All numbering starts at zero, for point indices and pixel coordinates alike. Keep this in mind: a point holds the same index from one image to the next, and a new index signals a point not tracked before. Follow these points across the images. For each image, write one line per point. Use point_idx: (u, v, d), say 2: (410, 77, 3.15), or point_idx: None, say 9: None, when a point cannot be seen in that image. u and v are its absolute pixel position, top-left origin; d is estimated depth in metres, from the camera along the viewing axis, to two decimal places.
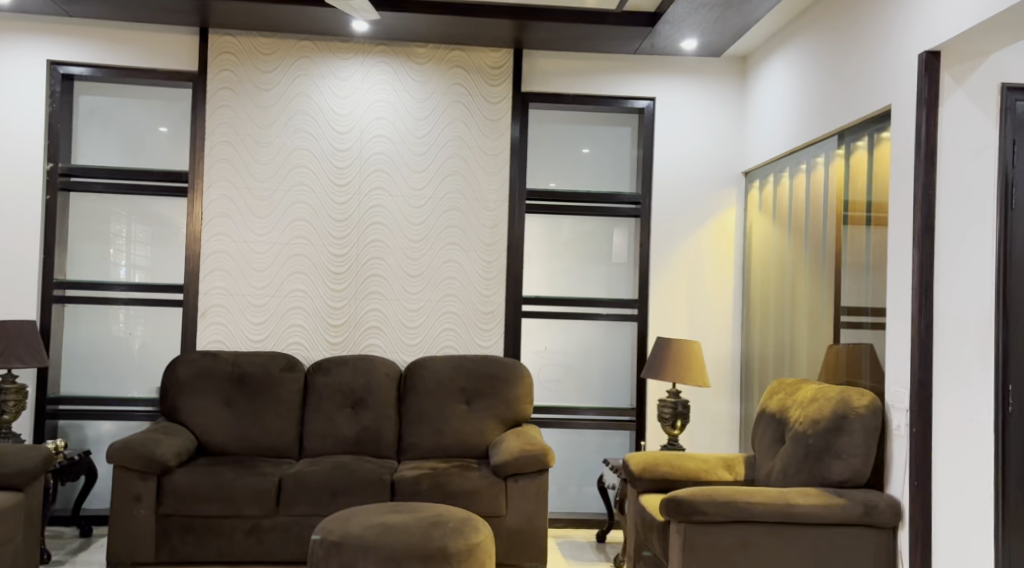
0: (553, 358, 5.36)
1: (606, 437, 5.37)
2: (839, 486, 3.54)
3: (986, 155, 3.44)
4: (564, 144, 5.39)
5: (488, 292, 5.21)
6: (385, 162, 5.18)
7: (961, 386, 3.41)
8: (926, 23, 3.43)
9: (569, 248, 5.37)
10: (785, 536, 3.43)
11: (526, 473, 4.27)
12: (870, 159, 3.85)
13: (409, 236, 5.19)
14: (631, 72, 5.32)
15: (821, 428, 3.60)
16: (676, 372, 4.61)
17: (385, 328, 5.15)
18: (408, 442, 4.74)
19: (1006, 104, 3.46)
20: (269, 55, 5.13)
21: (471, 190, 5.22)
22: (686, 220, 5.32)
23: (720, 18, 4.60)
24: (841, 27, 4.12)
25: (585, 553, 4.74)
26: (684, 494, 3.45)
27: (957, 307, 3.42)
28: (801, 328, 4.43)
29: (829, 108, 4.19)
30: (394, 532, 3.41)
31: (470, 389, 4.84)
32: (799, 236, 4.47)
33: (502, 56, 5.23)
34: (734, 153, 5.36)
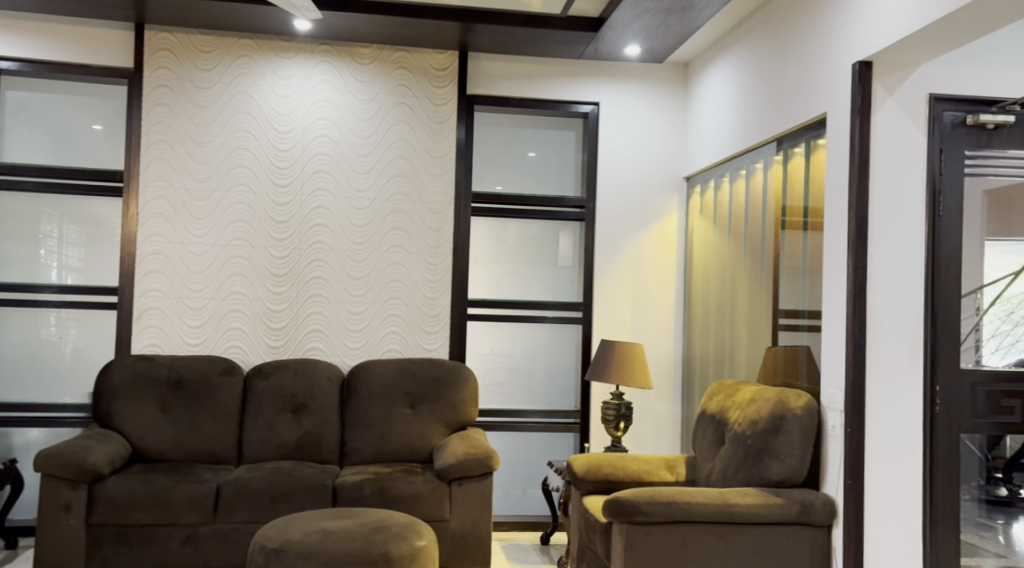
0: (498, 361, 5.35)
1: (551, 439, 5.38)
2: (776, 486, 3.61)
3: (915, 163, 3.52)
4: (509, 148, 5.40)
5: (433, 295, 5.18)
6: (328, 162, 5.13)
7: (892, 387, 3.50)
8: (859, 35, 3.52)
9: (514, 252, 5.38)
10: (724, 536, 3.48)
11: (470, 477, 4.26)
12: (807, 166, 3.93)
13: (353, 238, 5.14)
14: (574, 77, 5.35)
15: (758, 429, 3.67)
16: (619, 374, 4.64)
17: (327, 331, 5.09)
18: (351, 447, 4.70)
19: (934, 113, 3.55)
20: (207, 53, 5.04)
21: (415, 192, 5.19)
22: (630, 224, 5.37)
23: (663, 25, 4.65)
24: (778, 36, 4.21)
25: (529, 556, 4.75)
26: (627, 495, 3.47)
27: (888, 312, 3.50)
28: (740, 332, 4.50)
29: (767, 116, 4.28)
30: (335, 537, 3.36)
31: (414, 393, 4.82)
32: (739, 240, 4.55)
33: (447, 58, 5.22)
34: (676, 158, 5.44)
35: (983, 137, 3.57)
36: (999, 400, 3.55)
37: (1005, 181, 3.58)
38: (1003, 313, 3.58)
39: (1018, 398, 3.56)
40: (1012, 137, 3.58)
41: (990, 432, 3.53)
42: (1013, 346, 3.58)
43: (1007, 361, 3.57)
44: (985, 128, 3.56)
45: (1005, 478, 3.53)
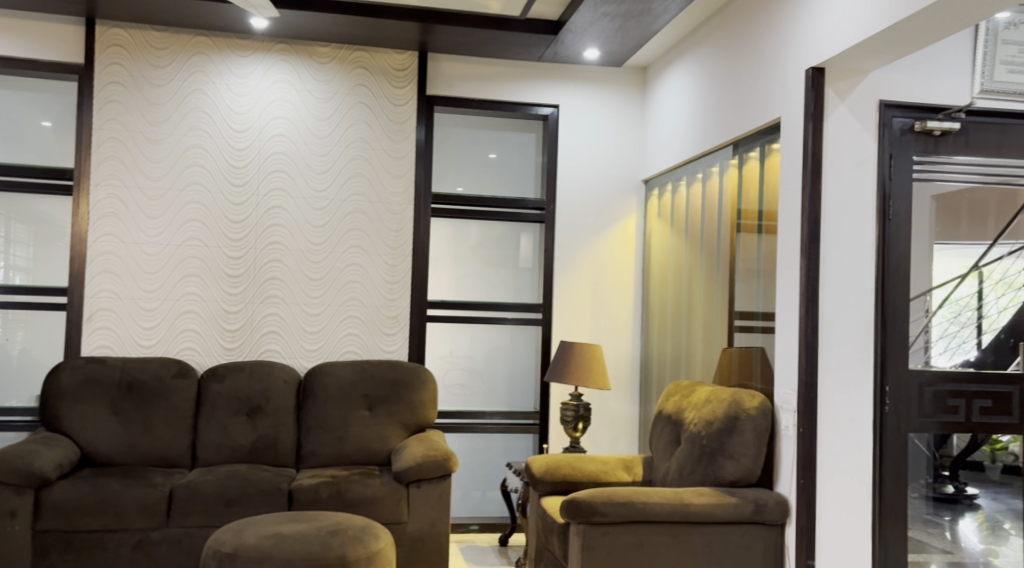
0: (458, 363, 5.34)
1: (511, 441, 5.38)
2: (731, 486, 3.66)
3: (866, 167, 3.59)
4: (469, 149, 5.39)
5: (392, 296, 5.15)
6: (285, 162, 5.08)
7: (844, 387, 3.56)
8: (812, 41, 3.58)
9: (475, 254, 5.37)
10: (679, 535, 3.51)
11: (428, 479, 4.24)
12: (761, 170, 3.99)
13: (310, 238, 5.09)
14: (533, 78, 5.36)
15: (714, 429, 3.71)
16: (578, 375, 4.66)
17: (283, 332, 5.04)
18: (307, 449, 4.65)
19: (884, 119, 3.62)
20: (161, 50, 4.96)
21: (374, 192, 5.16)
22: (590, 226, 5.40)
23: (621, 28, 4.68)
24: (735, 40, 4.26)
25: (487, 557, 4.75)
26: (584, 496, 3.48)
27: (840, 315, 3.56)
28: (697, 333, 4.55)
29: (723, 120, 4.33)
30: (291, 541, 3.33)
31: (372, 395, 4.79)
32: (696, 242, 4.60)
33: (407, 58, 5.20)
34: (634, 161, 5.48)
35: (930, 143, 3.65)
36: (945, 400, 3.63)
37: (951, 186, 3.67)
38: (950, 315, 3.67)
39: (963, 398, 3.64)
40: (958, 143, 3.67)
41: (938, 431, 3.61)
42: (961, 346, 3.67)
43: (955, 361, 3.65)
44: (931, 134, 3.65)
45: (952, 476, 3.62)
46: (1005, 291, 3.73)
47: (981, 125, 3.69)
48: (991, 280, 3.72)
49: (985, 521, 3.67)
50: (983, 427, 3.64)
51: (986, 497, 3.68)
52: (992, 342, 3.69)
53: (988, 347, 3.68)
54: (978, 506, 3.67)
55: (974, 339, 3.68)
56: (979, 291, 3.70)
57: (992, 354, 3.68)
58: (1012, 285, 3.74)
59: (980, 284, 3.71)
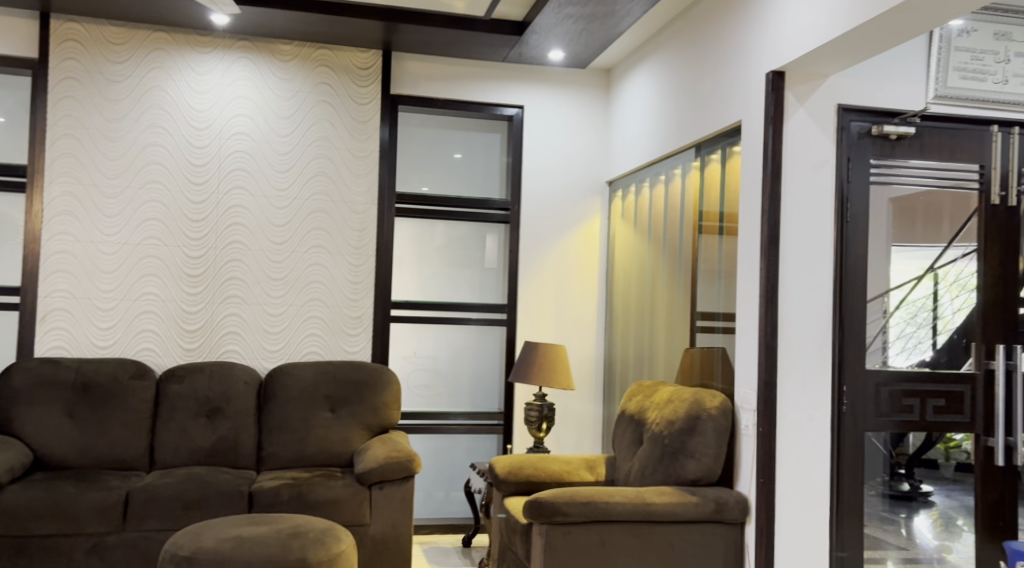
0: (422, 363, 5.32)
1: (475, 441, 5.37)
2: (692, 485, 3.69)
3: (825, 170, 3.63)
4: (434, 149, 5.36)
5: (355, 296, 5.12)
6: (246, 160, 5.02)
7: (803, 387, 3.60)
8: (773, 45, 3.61)
9: (439, 254, 5.35)
10: (641, 535, 3.53)
11: (391, 480, 4.22)
12: (723, 172, 4.02)
13: (271, 238, 5.04)
14: (498, 79, 5.36)
15: (675, 429, 3.74)
16: (542, 375, 4.67)
17: (244, 333, 4.99)
18: (268, 451, 4.61)
19: (842, 123, 3.66)
20: (119, 45, 4.88)
21: (337, 192, 5.12)
22: (554, 227, 5.42)
23: (585, 30, 4.69)
24: (697, 44, 4.29)
25: (450, 558, 4.74)
26: (548, 496, 3.49)
27: (799, 315, 3.60)
28: (659, 334, 4.57)
29: (686, 122, 4.36)
30: (251, 544, 3.28)
31: (335, 396, 4.75)
32: (659, 243, 4.63)
33: (370, 57, 5.17)
34: (598, 162, 5.50)
35: (886, 147, 3.71)
36: (900, 400, 3.69)
37: (908, 189, 3.73)
38: (907, 316, 3.74)
39: (918, 397, 3.69)
40: (913, 147, 3.73)
41: (894, 430, 3.67)
42: (918, 347, 3.73)
43: (911, 361, 3.71)
44: (888, 138, 3.70)
45: (908, 474, 3.68)
46: (959, 292, 3.78)
47: (937, 130, 3.75)
48: (946, 281, 3.78)
49: (938, 518, 3.72)
50: (937, 426, 3.69)
51: (940, 494, 3.71)
52: (947, 342, 3.76)
53: (942, 348, 3.75)
54: (932, 503, 3.71)
55: (929, 340, 3.74)
56: (935, 292, 3.77)
57: (946, 355, 3.75)
58: (966, 286, 3.79)
59: (936, 285, 3.77)
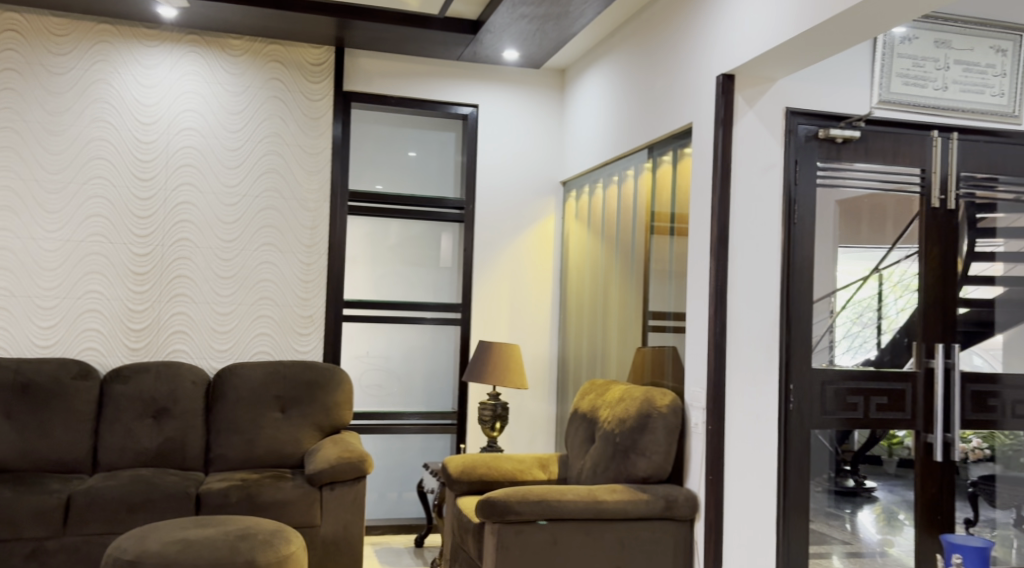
0: (374, 363, 5.28)
1: (428, 441, 5.35)
2: (643, 482, 3.72)
3: (773, 172, 3.69)
4: (388, 147, 5.33)
5: (306, 295, 5.06)
6: (195, 156, 4.94)
7: (751, 387, 3.65)
8: (724, 48, 3.66)
9: (393, 253, 5.32)
10: (592, 533, 3.55)
11: (342, 481, 4.18)
12: (674, 173, 4.06)
13: (220, 235, 4.96)
14: (452, 78, 5.34)
15: (627, 427, 3.77)
16: (496, 375, 4.66)
17: (192, 332, 4.90)
18: (216, 453, 4.53)
19: (790, 126, 3.71)
20: (62, 37, 4.76)
21: (288, 189, 5.06)
22: (508, 226, 5.42)
23: (539, 30, 4.70)
24: (650, 46, 4.32)
25: (402, 559, 4.72)
26: (499, 495, 3.49)
27: (747, 315, 3.65)
28: (612, 333, 4.60)
29: (638, 124, 4.39)
30: (197, 547, 3.22)
31: (285, 396, 4.70)
32: (612, 243, 4.66)
33: (323, 53, 5.12)
34: (553, 163, 5.51)
35: (833, 150, 3.77)
36: (845, 397, 3.75)
37: (853, 192, 3.80)
38: (853, 316, 3.81)
39: (862, 395, 3.77)
40: (859, 150, 3.80)
41: (839, 428, 3.74)
42: (863, 346, 3.80)
43: (857, 360, 3.79)
44: (834, 142, 3.76)
45: (853, 470, 3.76)
46: (903, 292, 3.85)
47: (880, 134, 3.83)
48: (890, 281, 3.85)
49: (881, 512, 3.80)
50: (881, 423, 3.77)
51: (883, 489, 3.79)
52: (891, 341, 3.83)
53: (886, 347, 3.82)
54: (875, 498, 3.79)
55: (874, 339, 3.82)
56: (880, 292, 3.84)
57: (890, 353, 3.82)
58: (909, 286, 3.86)
59: (880, 286, 3.84)
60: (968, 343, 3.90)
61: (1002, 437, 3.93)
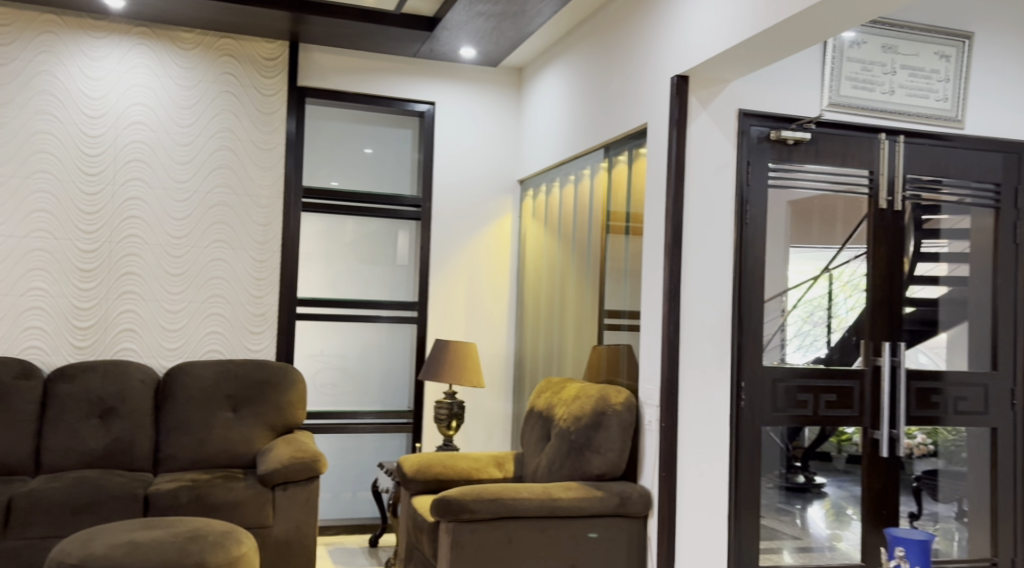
0: (329, 362, 5.23)
1: (383, 440, 5.31)
2: (597, 480, 3.73)
3: (725, 173, 3.73)
4: (344, 143, 5.27)
5: (259, 293, 4.99)
6: (144, 151, 4.84)
7: (703, 385, 3.68)
8: (678, 49, 3.68)
9: (349, 250, 5.27)
10: (546, 530, 3.55)
11: (295, 481, 4.13)
12: (629, 173, 4.09)
13: (170, 232, 4.88)
14: (409, 75, 5.31)
15: (582, 424, 3.79)
16: (452, 373, 4.64)
17: (140, 330, 4.81)
18: (165, 453, 4.45)
19: (742, 127, 3.75)
20: (4, 27, 4.63)
21: (241, 185, 4.99)
22: (464, 224, 5.40)
23: (496, 29, 4.70)
24: (606, 46, 4.34)
25: (357, 559, 4.68)
26: (454, 494, 3.48)
27: (700, 314, 3.69)
28: (568, 332, 4.61)
29: (594, 123, 4.41)
30: (145, 549, 3.16)
31: (237, 395, 4.64)
32: (568, 241, 4.68)
33: (276, 48, 5.05)
34: (510, 162, 5.51)
35: (784, 151, 3.82)
36: (796, 395, 3.81)
37: (804, 193, 3.86)
38: (804, 315, 3.87)
39: (812, 392, 3.82)
40: (809, 152, 3.85)
41: (789, 424, 3.79)
42: (813, 344, 3.87)
43: (807, 358, 3.85)
44: (786, 143, 3.81)
45: (803, 467, 3.82)
46: (852, 292, 3.92)
47: (830, 136, 3.89)
48: (840, 281, 3.92)
49: (830, 508, 3.86)
50: (830, 420, 3.83)
51: (832, 485, 3.87)
52: (840, 340, 3.89)
53: (836, 345, 3.89)
54: (825, 494, 3.86)
55: (824, 338, 3.88)
56: (830, 291, 3.90)
57: (839, 352, 3.89)
58: (858, 286, 3.93)
59: (830, 285, 3.91)
60: (914, 342, 3.99)
61: (944, 433, 4.01)
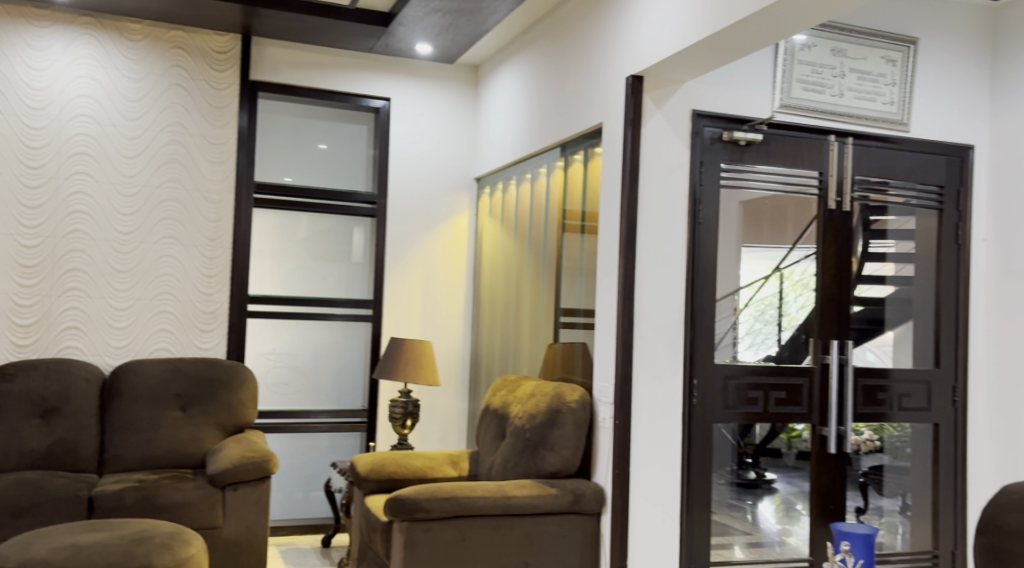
0: (282, 361, 5.16)
1: (337, 440, 5.26)
2: (551, 477, 3.74)
3: (679, 172, 3.75)
4: (297, 139, 5.20)
5: (209, 291, 4.91)
6: (89, 144, 4.73)
7: (657, 383, 3.71)
8: (633, 49, 3.70)
9: (303, 247, 5.21)
10: (500, 528, 3.55)
11: (245, 481, 4.07)
12: (585, 172, 4.10)
13: (117, 227, 4.77)
14: (364, 70, 5.26)
15: (536, 422, 3.79)
16: (407, 372, 4.62)
17: (86, 328, 4.70)
18: (111, 454, 4.35)
19: (696, 128, 3.78)
20: None
21: (190, 180, 4.89)
22: (420, 222, 5.37)
23: (451, 25, 4.67)
24: (562, 46, 4.34)
25: (309, 559, 4.63)
26: (407, 493, 3.45)
27: (654, 312, 3.71)
28: (524, 330, 4.61)
29: (550, 122, 4.41)
30: (88, 552, 3.08)
31: (186, 394, 4.55)
32: (525, 239, 4.68)
33: (228, 41, 4.96)
34: (467, 159, 5.49)
35: (736, 152, 3.86)
36: (746, 392, 3.85)
37: (757, 193, 3.91)
38: (755, 313, 3.91)
39: (762, 390, 3.87)
40: (760, 153, 3.90)
41: (740, 421, 3.83)
42: (765, 342, 3.91)
43: (758, 356, 3.89)
44: (738, 144, 3.85)
45: (754, 463, 3.86)
46: (803, 291, 3.98)
47: (781, 137, 3.94)
48: (791, 280, 3.97)
49: (780, 503, 3.92)
50: (780, 416, 3.89)
51: (782, 481, 3.92)
52: (791, 338, 3.94)
53: (786, 343, 3.94)
54: (775, 490, 3.91)
55: (775, 336, 3.93)
56: (781, 290, 3.95)
57: (789, 350, 3.94)
58: (808, 285, 3.99)
59: (781, 285, 3.96)
60: (862, 340, 4.06)
61: (890, 429, 4.09)
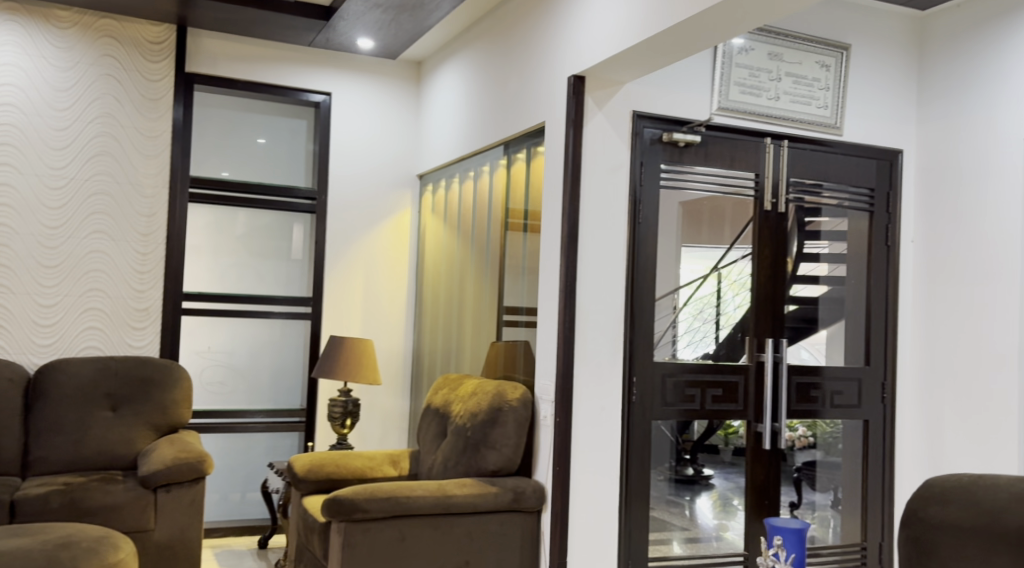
0: (217, 359, 5.05)
1: (274, 439, 5.18)
2: (492, 475, 3.74)
3: (620, 172, 3.78)
4: (235, 133, 5.10)
5: (141, 287, 4.78)
6: (14, 134, 4.57)
7: (597, 381, 3.73)
8: (575, 49, 3.71)
9: (240, 244, 5.11)
10: (439, 527, 3.53)
11: (179, 482, 3.97)
12: (527, 171, 4.10)
13: (43, 221, 4.61)
14: (304, 64, 5.18)
15: (478, 421, 3.78)
16: (347, 371, 4.56)
17: (9, 325, 4.54)
18: (36, 456, 4.20)
19: (637, 128, 3.81)
20: None
21: (122, 173, 4.76)
22: (361, 219, 5.31)
23: (393, 21, 4.63)
24: (505, 44, 4.34)
25: (245, 561, 4.55)
26: (346, 493, 3.41)
27: (594, 310, 3.73)
28: (466, 329, 4.59)
29: (493, 121, 4.40)
30: (10, 558, 2.95)
31: (117, 394, 4.43)
32: (468, 237, 4.66)
33: (163, 31, 4.84)
34: (409, 156, 5.45)
35: (676, 153, 3.90)
36: (684, 389, 3.90)
37: (696, 194, 3.96)
38: (693, 312, 3.95)
39: (699, 387, 3.92)
40: (700, 154, 3.95)
41: (678, 418, 3.88)
42: (703, 340, 3.96)
43: (697, 354, 3.94)
44: (678, 145, 3.89)
45: (691, 459, 3.91)
46: (740, 290, 4.05)
47: (720, 139, 3.99)
48: (728, 279, 4.03)
49: (717, 499, 3.98)
50: (717, 414, 3.94)
51: (719, 476, 3.98)
52: (728, 336, 4.01)
53: (724, 342, 4.00)
54: (712, 485, 3.97)
55: (713, 334, 3.98)
56: (719, 289, 4.01)
57: (726, 348, 4.00)
58: (745, 284, 4.06)
59: (719, 284, 4.01)
60: (796, 338, 4.15)
61: (822, 426, 4.19)
